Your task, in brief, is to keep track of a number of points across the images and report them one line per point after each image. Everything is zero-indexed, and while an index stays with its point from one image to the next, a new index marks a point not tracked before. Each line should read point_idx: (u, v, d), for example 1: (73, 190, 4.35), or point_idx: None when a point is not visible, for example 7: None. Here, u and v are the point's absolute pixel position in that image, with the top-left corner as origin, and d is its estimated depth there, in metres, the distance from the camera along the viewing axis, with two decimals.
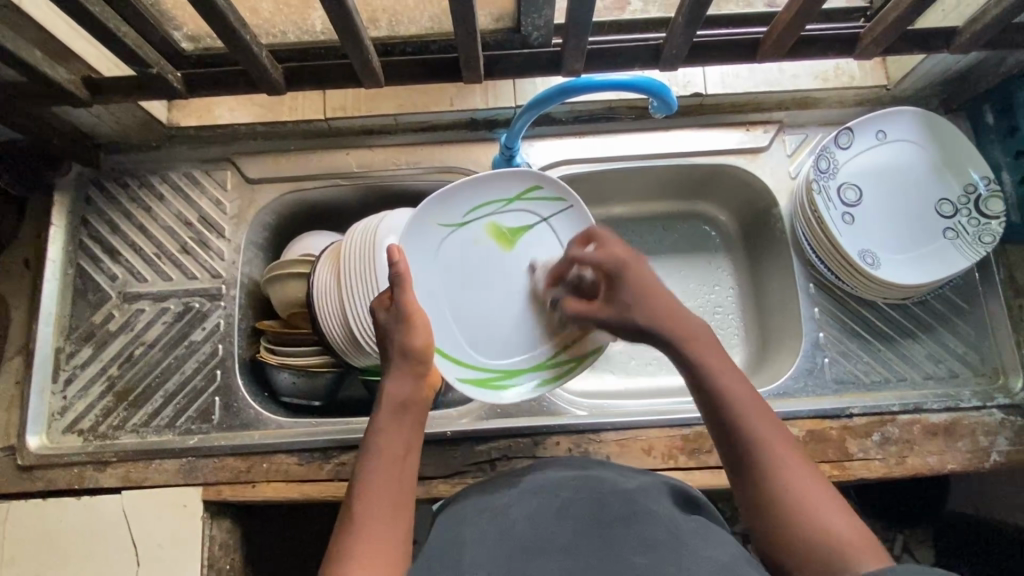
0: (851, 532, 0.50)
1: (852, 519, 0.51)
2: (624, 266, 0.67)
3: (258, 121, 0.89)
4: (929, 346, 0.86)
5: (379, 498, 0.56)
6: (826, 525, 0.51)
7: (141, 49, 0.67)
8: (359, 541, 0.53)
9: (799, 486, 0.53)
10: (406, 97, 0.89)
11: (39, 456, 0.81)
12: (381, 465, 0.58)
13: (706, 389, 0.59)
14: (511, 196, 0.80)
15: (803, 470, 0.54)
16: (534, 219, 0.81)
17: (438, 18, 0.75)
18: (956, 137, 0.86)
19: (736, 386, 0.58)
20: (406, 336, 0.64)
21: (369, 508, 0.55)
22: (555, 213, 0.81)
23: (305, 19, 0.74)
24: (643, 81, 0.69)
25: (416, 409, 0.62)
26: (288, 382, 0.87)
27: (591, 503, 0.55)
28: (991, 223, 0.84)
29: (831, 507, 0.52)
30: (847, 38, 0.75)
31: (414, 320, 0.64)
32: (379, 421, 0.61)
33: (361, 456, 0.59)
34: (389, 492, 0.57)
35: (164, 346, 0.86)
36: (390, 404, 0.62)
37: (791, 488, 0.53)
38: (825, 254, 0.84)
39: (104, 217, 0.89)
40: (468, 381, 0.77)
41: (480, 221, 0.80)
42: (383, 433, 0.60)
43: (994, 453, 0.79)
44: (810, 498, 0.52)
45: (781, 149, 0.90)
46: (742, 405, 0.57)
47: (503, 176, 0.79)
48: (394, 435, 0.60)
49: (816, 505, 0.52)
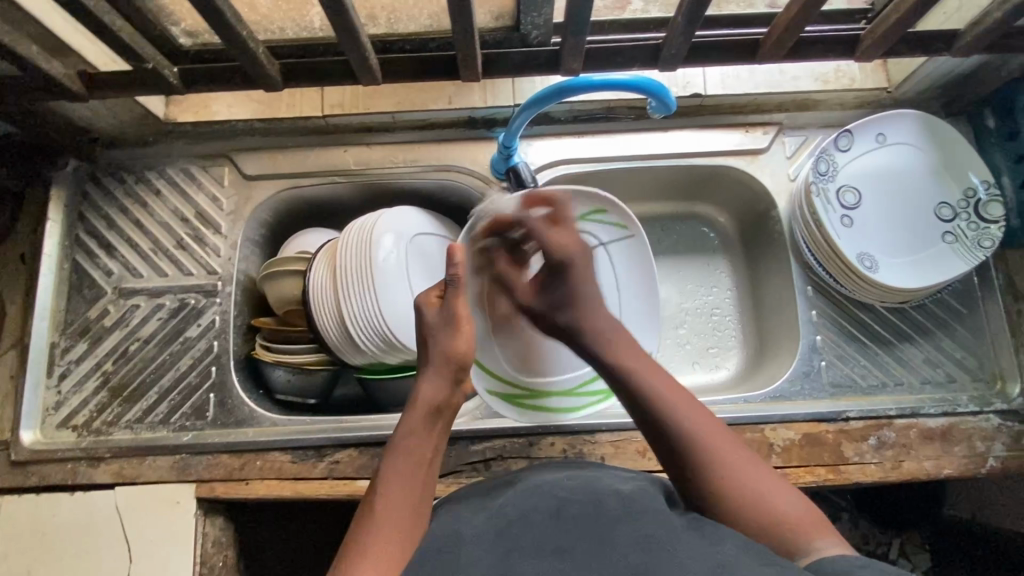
0: (801, 512, 0.53)
1: (797, 498, 0.54)
2: (568, 266, 0.71)
3: (256, 118, 0.89)
4: (926, 351, 0.86)
5: (400, 502, 0.56)
6: (778, 507, 0.53)
7: (137, 43, 0.67)
8: (374, 535, 0.53)
9: (743, 474, 0.55)
10: (404, 95, 0.88)
11: (32, 452, 0.81)
12: (406, 465, 0.59)
13: (637, 393, 0.61)
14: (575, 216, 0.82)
15: (743, 456, 0.57)
16: (594, 242, 0.84)
17: (437, 16, 0.75)
18: (956, 142, 0.85)
19: (668, 388, 0.61)
20: (450, 340, 0.67)
21: (389, 511, 0.55)
22: (613, 240, 0.84)
23: (303, 15, 0.74)
24: (642, 80, 0.69)
25: (446, 416, 0.64)
26: (283, 380, 0.86)
27: (587, 504, 0.55)
28: (990, 227, 0.83)
29: (776, 487, 0.55)
30: (847, 40, 0.75)
31: (461, 325, 0.68)
32: (409, 421, 0.62)
33: (386, 454, 0.60)
34: (411, 496, 0.57)
35: (160, 343, 0.85)
36: (425, 404, 0.63)
37: (738, 477, 0.55)
38: (823, 256, 0.84)
39: (101, 212, 0.89)
40: (497, 396, 0.81)
41: None
42: (413, 433, 0.61)
43: (991, 459, 0.79)
44: (760, 483, 0.55)
45: (780, 151, 0.89)
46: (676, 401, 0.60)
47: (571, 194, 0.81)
48: (422, 437, 0.61)
49: (765, 492, 0.54)
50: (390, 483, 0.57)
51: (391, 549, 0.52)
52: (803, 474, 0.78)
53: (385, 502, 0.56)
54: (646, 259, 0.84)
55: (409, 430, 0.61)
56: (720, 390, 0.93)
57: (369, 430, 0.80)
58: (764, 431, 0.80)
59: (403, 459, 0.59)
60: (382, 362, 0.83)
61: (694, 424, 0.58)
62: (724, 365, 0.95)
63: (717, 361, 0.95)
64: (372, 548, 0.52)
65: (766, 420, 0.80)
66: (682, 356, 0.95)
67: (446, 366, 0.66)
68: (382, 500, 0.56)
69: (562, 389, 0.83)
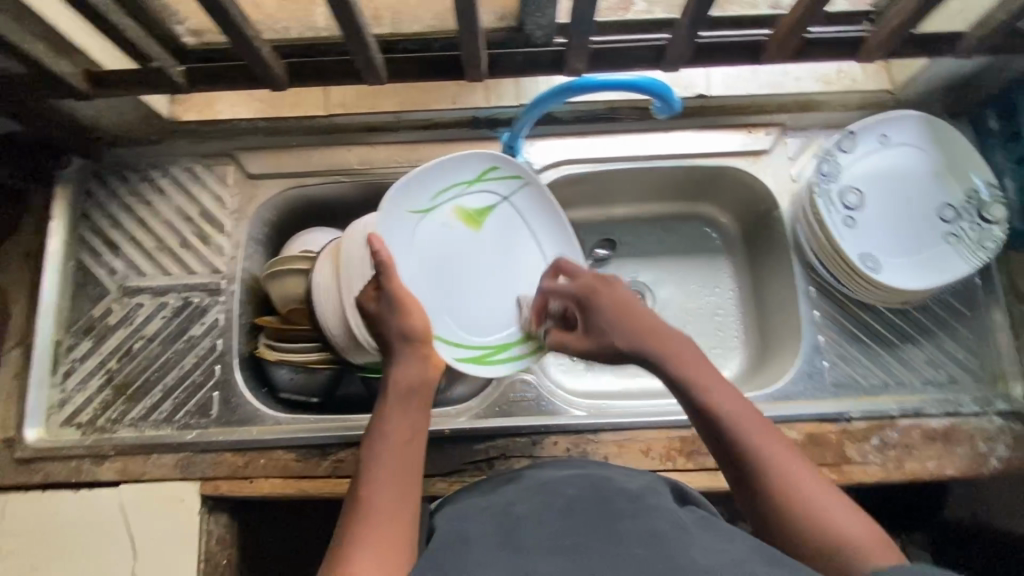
0: (863, 531, 0.52)
1: (865, 523, 0.53)
2: (596, 294, 0.67)
3: (262, 116, 0.91)
4: (929, 351, 0.86)
5: (388, 486, 0.56)
6: (851, 533, 0.52)
7: (144, 43, 0.67)
8: (364, 523, 0.53)
9: (813, 494, 0.54)
10: (410, 95, 0.89)
11: (36, 449, 0.81)
12: (388, 449, 0.58)
13: (710, 417, 0.59)
14: (471, 177, 0.79)
15: (817, 483, 0.55)
16: (495, 199, 0.81)
17: (442, 16, 0.75)
18: (959, 142, 0.86)
19: (744, 414, 0.58)
20: (404, 321, 0.65)
21: (377, 496, 0.55)
22: (513, 191, 0.82)
23: (309, 15, 0.75)
24: (646, 81, 0.69)
25: (423, 393, 0.63)
26: (287, 378, 0.87)
27: (597, 502, 0.55)
28: (993, 228, 0.83)
29: (847, 513, 0.53)
30: (851, 41, 0.75)
31: (409, 304, 0.65)
32: (387, 407, 0.61)
33: (368, 441, 0.60)
34: (397, 478, 0.57)
35: (164, 341, 0.86)
36: (398, 389, 0.62)
37: (808, 504, 0.54)
38: (825, 256, 0.85)
39: (105, 210, 0.89)
40: (466, 361, 0.75)
41: (446, 207, 0.78)
42: (391, 415, 0.61)
43: (993, 460, 0.79)
44: (829, 510, 0.53)
45: (783, 151, 0.90)
46: (753, 428, 0.58)
47: (465, 156, 0.78)
48: (402, 420, 0.61)
49: (828, 512, 0.53)
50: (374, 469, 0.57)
51: (382, 534, 0.52)
52: None
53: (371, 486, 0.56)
54: (551, 206, 0.82)
55: (386, 413, 0.61)
56: None
57: None
58: None
59: (383, 444, 0.59)
60: (385, 362, 0.82)
61: (769, 451, 0.56)
62: (726, 365, 0.95)
63: (720, 361, 0.95)
64: (361, 536, 0.52)
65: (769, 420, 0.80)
66: None
67: (410, 346, 0.65)
68: (368, 486, 0.56)
69: (522, 337, 0.79)
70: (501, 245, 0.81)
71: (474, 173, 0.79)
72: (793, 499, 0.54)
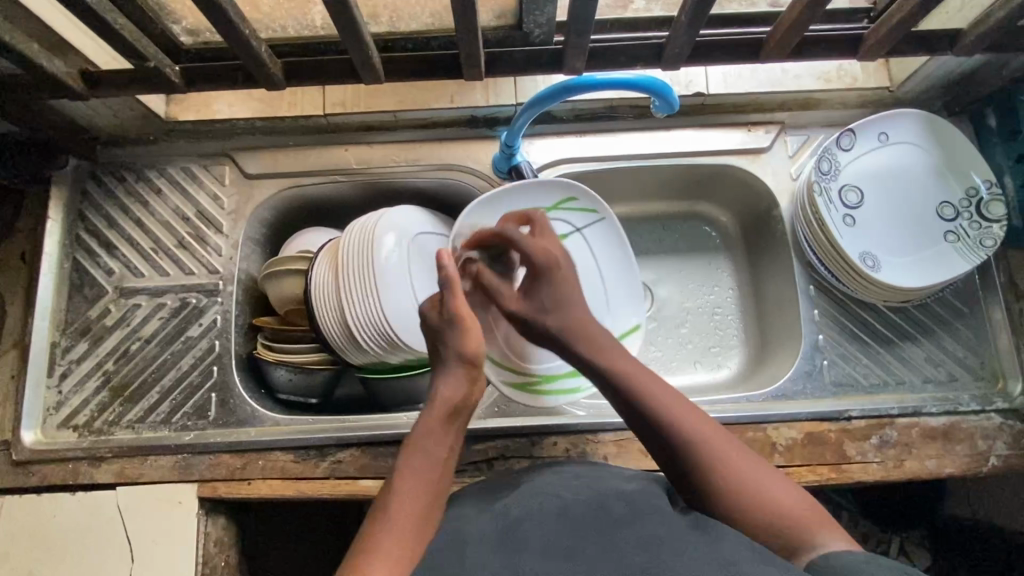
0: (798, 504, 0.56)
1: (797, 493, 0.57)
2: (553, 271, 0.72)
3: (258, 117, 0.88)
4: (928, 350, 0.86)
5: (416, 498, 0.56)
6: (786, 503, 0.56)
7: (139, 42, 0.67)
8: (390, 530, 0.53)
9: (748, 471, 0.58)
10: (406, 94, 0.89)
11: (33, 452, 0.81)
12: (422, 463, 0.58)
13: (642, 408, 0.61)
14: (547, 206, 0.85)
15: (747, 460, 0.59)
16: (568, 228, 0.86)
17: (439, 14, 0.75)
18: (960, 142, 0.85)
19: (674, 403, 0.61)
20: (460, 340, 0.65)
21: (404, 507, 0.55)
22: (587, 224, 0.87)
23: (305, 13, 0.74)
24: (646, 80, 0.69)
25: (463, 415, 0.64)
26: (283, 379, 0.85)
27: (592, 507, 0.55)
28: (993, 226, 0.83)
29: (778, 484, 0.57)
30: (850, 39, 0.75)
31: (469, 324, 0.65)
32: (427, 420, 0.61)
33: (403, 452, 0.60)
34: (426, 492, 0.57)
35: (161, 342, 0.85)
36: (441, 407, 0.62)
37: (745, 483, 0.57)
38: (824, 255, 0.84)
39: (101, 211, 0.88)
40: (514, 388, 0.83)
41: None
42: (430, 430, 0.61)
43: (992, 458, 0.79)
44: (762, 484, 0.57)
45: (782, 149, 0.89)
46: (685, 418, 0.60)
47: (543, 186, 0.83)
48: (436, 434, 0.61)
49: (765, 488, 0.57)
50: (403, 480, 0.57)
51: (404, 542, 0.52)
52: (805, 473, 0.78)
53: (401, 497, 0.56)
54: (621, 240, 0.87)
55: (426, 427, 0.61)
56: (721, 389, 0.93)
57: (372, 430, 0.80)
58: (766, 430, 0.80)
59: (418, 456, 0.59)
60: (385, 362, 0.82)
61: (703, 436, 0.59)
62: (726, 364, 0.95)
63: (719, 360, 0.95)
64: (385, 541, 0.52)
65: (769, 420, 0.80)
66: (683, 356, 0.95)
67: (461, 365, 0.65)
68: (397, 497, 0.56)
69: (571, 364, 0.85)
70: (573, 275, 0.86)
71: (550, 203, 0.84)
72: (729, 482, 0.57)
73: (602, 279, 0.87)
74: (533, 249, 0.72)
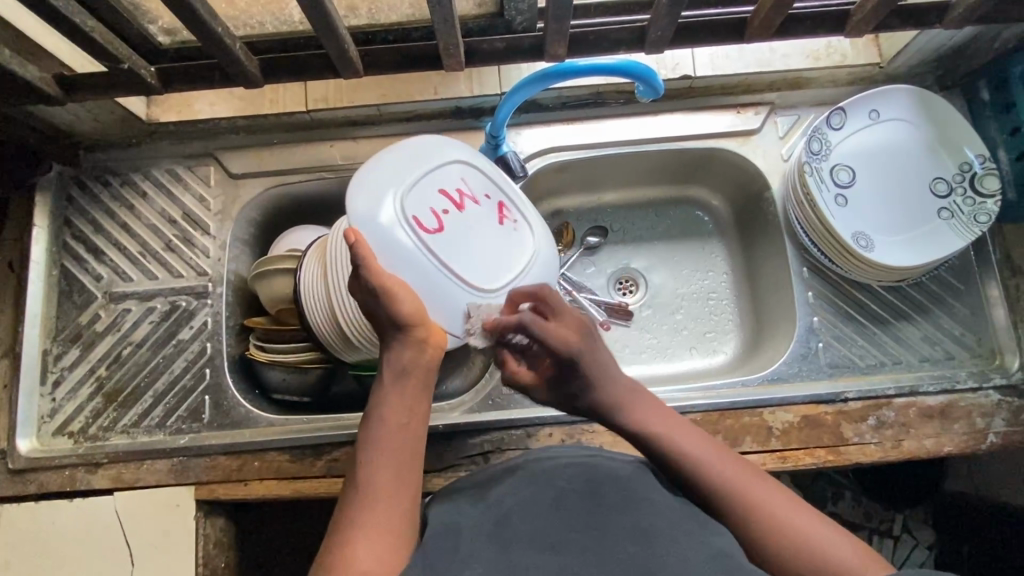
0: (844, 546, 0.52)
1: (841, 532, 0.53)
2: (584, 353, 0.63)
3: (239, 115, 0.87)
4: (925, 329, 0.85)
5: (388, 471, 0.55)
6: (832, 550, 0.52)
7: (112, 44, 0.66)
8: (365, 512, 0.53)
9: (784, 511, 0.54)
10: (389, 87, 0.87)
11: (29, 460, 0.81)
12: (387, 435, 0.57)
13: (663, 457, 0.60)
14: (375, 184, 0.64)
15: (786, 504, 0.55)
16: None
17: (419, 4, 0.73)
18: (952, 117, 0.84)
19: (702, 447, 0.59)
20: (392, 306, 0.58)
21: (376, 488, 0.54)
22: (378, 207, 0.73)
23: (282, 9, 0.73)
24: (628, 65, 0.68)
25: (418, 374, 0.59)
26: (278, 378, 0.86)
27: (587, 494, 0.54)
28: (987, 201, 0.82)
29: (820, 524, 0.53)
30: (838, 15, 0.73)
31: (393, 288, 0.58)
32: (380, 395, 0.59)
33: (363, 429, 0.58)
34: (398, 463, 0.55)
35: (153, 346, 0.85)
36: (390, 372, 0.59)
37: (782, 515, 0.54)
38: (817, 236, 0.83)
39: (87, 216, 0.88)
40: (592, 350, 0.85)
41: (371, 223, 0.62)
42: (385, 401, 0.58)
43: (991, 435, 0.79)
44: (807, 526, 0.53)
45: (772, 131, 0.88)
46: (711, 459, 0.58)
47: (366, 180, 0.64)
48: (397, 405, 0.58)
49: (805, 526, 0.53)
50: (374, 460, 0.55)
51: (387, 526, 0.52)
52: (802, 456, 0.78)
53: (369, 477, 0.54)
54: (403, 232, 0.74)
55: (380, 400, 0.58)
56: (716, 375, 0.92)
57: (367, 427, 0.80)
58: (763, 414, 0.79)
59: (381, 438, 0.56)
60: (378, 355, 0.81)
61: (727, 471, 0.57)
62: (722, 348, 0.94)
63: (715, 345, 0.95)
64: (368, 525, 0.51)
65: (763, 405, 0.79)
66: (677, 342, 0.95)
67: (402, 329, 0.59)
68: (368, 477, 0.55)
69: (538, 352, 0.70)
70: (413, 274, 0.63)
71: (359, 192, 0.63)
72: (778, 533, 0.53)
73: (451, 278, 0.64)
74: (552, 339, 0.63)
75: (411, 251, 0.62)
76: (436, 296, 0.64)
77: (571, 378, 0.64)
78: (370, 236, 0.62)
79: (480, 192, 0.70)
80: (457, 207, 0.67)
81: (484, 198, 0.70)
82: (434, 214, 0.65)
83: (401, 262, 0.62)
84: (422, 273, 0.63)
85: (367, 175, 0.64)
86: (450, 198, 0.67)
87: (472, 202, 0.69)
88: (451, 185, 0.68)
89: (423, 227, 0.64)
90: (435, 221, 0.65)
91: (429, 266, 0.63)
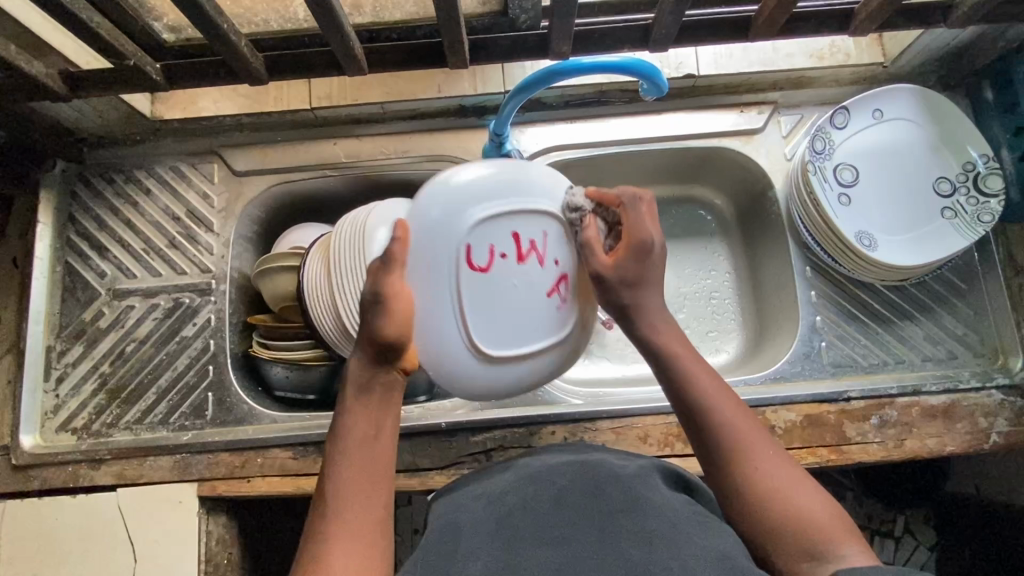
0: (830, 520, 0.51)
1: (831, 508, 0.52)
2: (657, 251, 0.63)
3: (243, 113, 0.87)
4: (928, 328, 0.85)
5: (357, 484, 0.54)
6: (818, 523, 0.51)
7: (118, 41, 0.66)
8: (335, 525, 0.51)
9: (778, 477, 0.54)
10: (393, 84, 0.87)
11: (33, 455, 0.81)
12: (354, 448, 0.55)
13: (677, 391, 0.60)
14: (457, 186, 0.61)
15: (783, 471, 0.54)
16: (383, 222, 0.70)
17: (423, 2, 0.74)
18: (955, 116, 0.84)
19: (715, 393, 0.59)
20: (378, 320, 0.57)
21: (346, 502, 0.53)
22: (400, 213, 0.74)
23: (286, 7, 0.73)
24: (633, 62, 0.67)
25: (386, 387, 0.58)
26: (282, 376, 0.86)
27: (587, 492, 0.54)
28: (990, 201, 0.82)
29: (811, 497, 0.53)
30: (841, 14, 0.73)
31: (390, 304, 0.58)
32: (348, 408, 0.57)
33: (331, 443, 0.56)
34: (367, 476, 0.54)
35: (156, 343, 0.85)
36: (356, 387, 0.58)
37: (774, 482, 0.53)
38: (821, 237, 0.83)
39: (91, 213, 0.88)
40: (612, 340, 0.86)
41: (425, 222, 0.61)
42: (353, 414, 0.57)
43: (993, 435, 0.79)
44: (796, 495, 0.53)
45: (775, 130, 0.89)
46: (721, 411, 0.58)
47: (463, 184, 0.61)
48: (364, 419, 0.57)
49: (793, 495, 0.53)
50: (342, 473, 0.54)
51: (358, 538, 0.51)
52: (805, 455, 0.78)
53: (336, 490, 0.53)
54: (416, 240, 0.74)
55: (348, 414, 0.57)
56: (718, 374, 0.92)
57: None
58: (766, 413, 0.79)
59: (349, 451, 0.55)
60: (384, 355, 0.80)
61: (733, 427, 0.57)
62: (725, 348, 0.94)
63: (718, 344, 0.95)
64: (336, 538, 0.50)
65: (766, 404, 0.79)
66: None
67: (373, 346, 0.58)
68: (337, 490, 0.53)
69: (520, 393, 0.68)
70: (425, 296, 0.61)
71: (445, 183, 0.61)
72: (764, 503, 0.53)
73: (454, 318, 0.61)
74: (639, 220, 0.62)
75: (439, 279, 0.60)
76: (429, 332, 0.61)
77: (637, 263, 0.62)
78: (418, 236, 0.61)
79: (553, 257, 0.63)
80: (518, 258, 0.62)
81: (553, 264, 0.63)
82: (489, 252, 0.61)
83: (423, 281, 0.60)
84: (437, 309, 0.61)
85: (466, 174, 0.62)
86: (518, 246, 0.62)
87: (536, 261, 0.63)
88: (529, 236, 0.62)
89: (468, 262, 0.61)
90: (484, 259, 0.61)
91: (446, 299, 0.61)
